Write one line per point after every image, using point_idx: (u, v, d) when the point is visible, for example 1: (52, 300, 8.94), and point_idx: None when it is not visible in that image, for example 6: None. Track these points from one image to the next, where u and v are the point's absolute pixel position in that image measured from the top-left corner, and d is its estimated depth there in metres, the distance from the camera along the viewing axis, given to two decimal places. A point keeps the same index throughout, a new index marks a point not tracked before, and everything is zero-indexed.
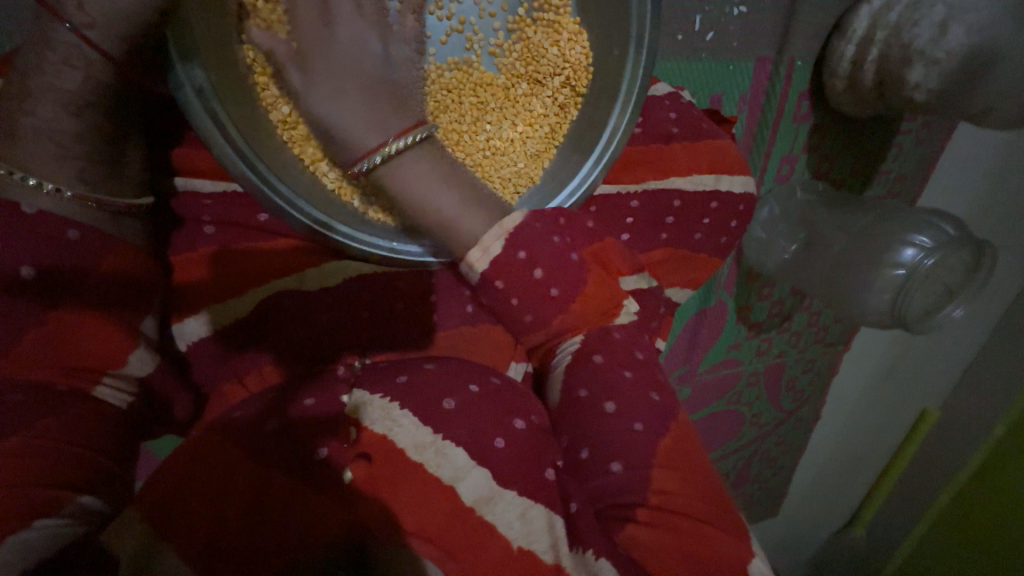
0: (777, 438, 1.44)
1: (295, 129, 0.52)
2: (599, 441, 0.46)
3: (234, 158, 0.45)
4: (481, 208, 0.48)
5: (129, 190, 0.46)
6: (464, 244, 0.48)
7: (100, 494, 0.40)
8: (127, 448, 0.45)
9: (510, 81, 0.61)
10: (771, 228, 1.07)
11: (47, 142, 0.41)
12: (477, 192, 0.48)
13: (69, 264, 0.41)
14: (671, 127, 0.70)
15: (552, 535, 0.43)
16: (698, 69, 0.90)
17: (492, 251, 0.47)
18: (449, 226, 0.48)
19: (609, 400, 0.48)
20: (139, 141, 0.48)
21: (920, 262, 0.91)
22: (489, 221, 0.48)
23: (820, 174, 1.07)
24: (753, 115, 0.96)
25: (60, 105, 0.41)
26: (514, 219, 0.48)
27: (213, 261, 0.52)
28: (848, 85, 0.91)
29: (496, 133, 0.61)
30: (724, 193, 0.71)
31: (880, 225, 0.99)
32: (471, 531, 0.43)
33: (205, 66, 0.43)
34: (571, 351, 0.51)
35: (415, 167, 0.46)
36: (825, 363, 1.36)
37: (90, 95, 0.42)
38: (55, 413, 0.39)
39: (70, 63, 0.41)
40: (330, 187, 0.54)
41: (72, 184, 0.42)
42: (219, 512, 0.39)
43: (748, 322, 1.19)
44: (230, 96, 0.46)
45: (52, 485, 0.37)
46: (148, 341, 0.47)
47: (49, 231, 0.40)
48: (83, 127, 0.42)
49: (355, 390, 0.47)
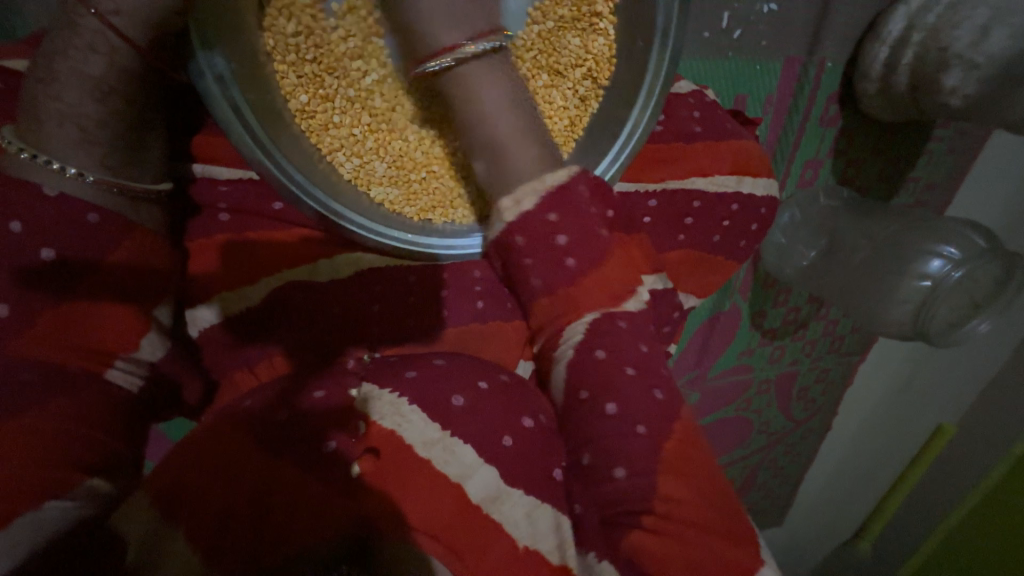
0: (787, 446, 1.42)
1: (313, 118, 0.53)
2: (606, 446, 0.47)
3: (251, 144, 0.46)
4: (529, 159, 0.50)
5: (148, 176, 0.46)
6: (502, 188, 0.51)
7: (107, 475, 0.42)
8: (136, 432, 0.46)
9: (530, 72, 0.57)
10: (791, 233, 1.05)
11: (70, 126, 0.41)
12: (529, 133, 0.51)
13: (86, 249, 0.41)
14: (694, 126, 0.68)
15: (559, 536, 0.45)
16: (723, 67, 0.87)
17: (539, 192, 0.50)
18: (498, 156, 0.50)
19: (641, 422, 0.48)
20: (162, 129, 0.48)
21: (946, 274, 0.88)
22: (533, 165, 0.50)
23: (845, 179, 1.04)
24: (778, 116, 0.94)
25: (86, 89, 0.41)
26: (553, 179, 0.50)
27: (227, 248, 0.52)
28: (880, 88, 0.87)
29: None
30: (745, 196, 0.69)
31: (906, 233, 0.95)
32: (477, 528, 0.43)
33: (226, 54, 0.44)
34: (576, 336, 0.51)
35: (487, 91, 0.49)
36: (840, 372, 1.33)
37: (118, 81, 0.42)
38: (70, 395, 0.40)
39: (94, 47, 0.40)
40: (346, 177, 0.56)
41: (90, 168, 0.42)
42: (227, 497, 0.39)
43: (762, 328, 1.17)
44: (251, 85, 0.47)
45: (65, 465, 0.38)
46: (160, 326, 0.48)
47: (67, 216, 0.41)
48: (106, 112, 0.42)
49: (365, 384, 0.47)
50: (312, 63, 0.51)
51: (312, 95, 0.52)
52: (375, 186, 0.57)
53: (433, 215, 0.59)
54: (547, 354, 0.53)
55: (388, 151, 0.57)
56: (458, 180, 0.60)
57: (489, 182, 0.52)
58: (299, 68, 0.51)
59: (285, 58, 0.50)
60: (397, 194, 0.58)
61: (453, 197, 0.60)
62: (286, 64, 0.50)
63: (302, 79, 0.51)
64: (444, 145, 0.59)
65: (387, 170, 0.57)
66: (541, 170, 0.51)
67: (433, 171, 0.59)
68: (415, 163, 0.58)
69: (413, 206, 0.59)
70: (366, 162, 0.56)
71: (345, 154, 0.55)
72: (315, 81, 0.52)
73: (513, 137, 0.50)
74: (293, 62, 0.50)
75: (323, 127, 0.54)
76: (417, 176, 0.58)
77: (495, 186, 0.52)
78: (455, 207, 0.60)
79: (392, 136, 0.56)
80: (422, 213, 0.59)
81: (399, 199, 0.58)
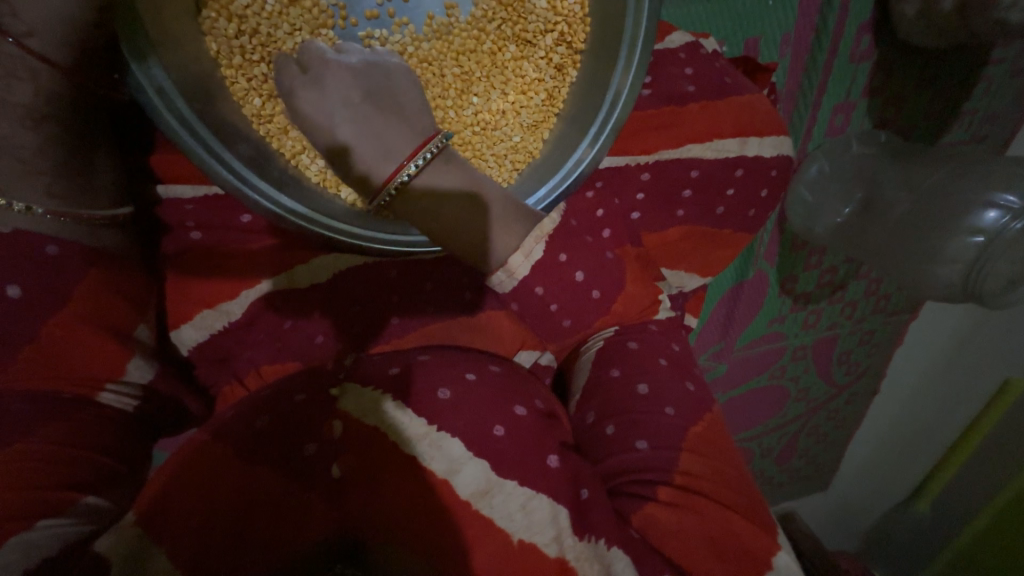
0: (828, 414, 1.33)
1: (271, 122, 0.53)
2: (626, 417, 0.48)
3: (205, 157, 0.43)
4: (515, 221, 0.47)
5: (110, 201, 0.48)
6: (501, 257, 0.47)
7: (104, 494, 0.42)
8: (132, 449, 0.47)
9: (495, 45, 0.58)
10: (820, 189, 0.95)
11: (7, 159, 0.41)
12: (511, 205, 0.47)
13: (51, 282, 0.43)
14: (687, 85, 0.61)
15: (557, 526, 0.41)
16: (730, 8, 0.77)
17: (533, 256, 0.47)
18: (482, 244, 0.46)
19: (642, 381, 0.50)
20: (107, 154, 0.48)
21: (1003, 226, 0.74)
22: (522, 236, 0.47)
23: (882, 122, 0.92)
24: (799, 58, 0.83)
25: (15, 117, 0.40)
26: (552, 220, 0.48)
27: (199, 262, 0.52)
28: (922, 9, 0.75)
29: (484, 105, 0.59)
30: (751, 159, 0.61)
31: (953, 182, 0.83)
32: (469, 526, 0.41)
33: (164, 63, 0.42)
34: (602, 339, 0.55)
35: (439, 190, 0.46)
36: (885, 334, 1.22)
37: (46, 105, 0.42)
38: (59, 419, 0.42)
39: (14, 73, 0.40)
40: (314, 180, 0.55)
41: (41, 201, 0.43)
42: (211, 506, 0.39)
43: (793, 293, 1.08)
44: (194, 95, 0.45)
45: (57, 485, 0.39)
46: (142, 348, 0.50)
47: (26, 249, 0.42)
48: (42, 140, 0.42)
49: (346, 381, 0.47)
50: (260, 65, 0.52)
51: (265, 97, 0.52)
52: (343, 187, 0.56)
53: None
54: (573, 353, 0.58)
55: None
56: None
57: (479, 259, 0.48)
58: (248, 70, 0.51)
59: (231, 62, 0.51)
60: None
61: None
62: (234, 68, 0.51)
63: (253, 82, 0.52)
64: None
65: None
66: (530, 223, 0.48)
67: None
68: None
69: None
70: None
71: (310, 156, 0.55)
72: (267, 82, 0.52)
73: (490, 211, 0.47)
74: (242, 65, 0.51)
75: (283, 131, 0.53)
76: None
77: (488, 262, 0.48)
78: None
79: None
80: None
81: None
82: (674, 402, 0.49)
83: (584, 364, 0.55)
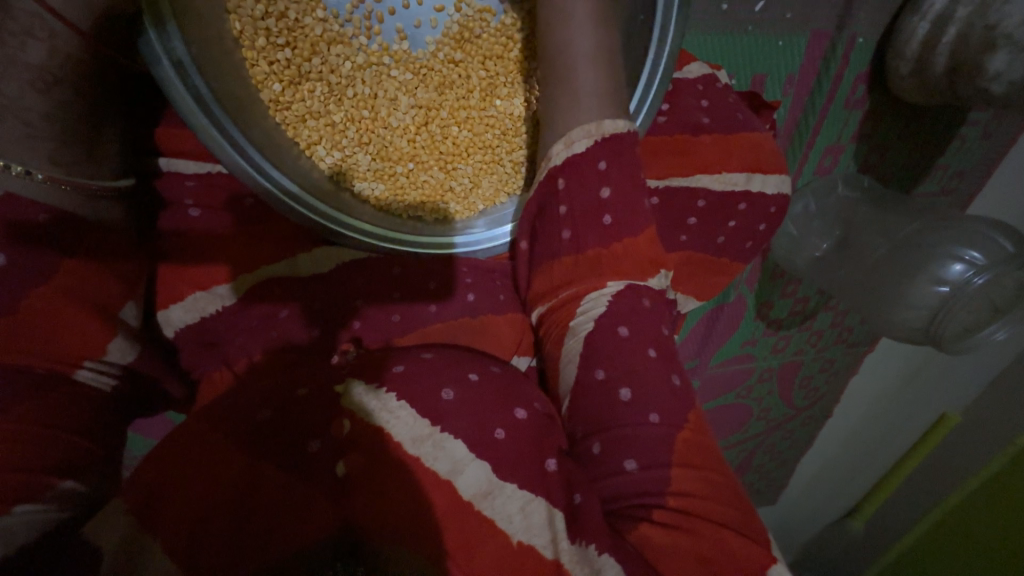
0: (785, 432, 1.40)
1: (288, 110, 0.54)
2: (616, 436, 0.46)
3: (223, 144, 0.43)
4: (595, 100, 0.52)
5: (107, 173, 0.48)
6: (560, 131, 0.53)
7: (82, 477, 0.41)
8: (116, 432, 0.46)
9: (523, 54, 0.59)
10: (804, 225, 1.00)
11: (12, 121, 0.40)
12: (597, 89, 0.52)
13: (40, 258, 0.41)
14: (700, 116, 0.63)
15: (553, 530, 0.41)
16: (742, 44, 0.80)
17: (573, 148, 0.51)
18: (556, 113, 0.54)
19: (626, 386, 0.47)
20: (116, 126, 0.48)
21: (967, 280, 0.83)
22: (586, 117, 0.52)
23: (867, 168, 0.97)
24: (799, 99, 0.87)
25: (26, 80, 0.40)
26: (611, 127, 0.51)
27: (192, 243, 0.52)
28: (916, 69, 0.79)
29: (506, 109, 0.60)
30: (754, 194, 0.64)
31: (927, 233, 0.89)
32: (471, 528, 0.41)
33: (185, 37, 0.41)
34: (592, 310, 0.50)
35: (569, 37, 0.53)
36: (845, 364, 1.29)
37: (59, 69, 0.41)
38: (39, 400, 0.40)
39: (30, 32, 0.39)
40: (328, 171, 0.56)
41: (43, 167, 0.42)
42: (204, 502, 0.39)
43: (767, 319, 1.13)
44: (211, 74, 0.44)
45: (36, 469, 0.38)
46: (126, 328, 0.48)
47: (18, 215, 0.41)
48: (50, 105, 0.42)
49: (351, 381, 0.47)
50: (283, 49, 0.54)
51: (285, 84, 0.54)
52: (357, 180, 0.57)
53: (422, 209, 0.59)
54: (557, 327, 0.53)
55: (370, 141, 0.58)
56: (447, 172, 0.60)
57: (548, 130, 0.55)
58: (270, 54, 0.53)
59: (254, 43, 0.52)
60: (383, 189, 0.58)
61: (443, 190, 0.60)
62: (256, 51, 0.52)
63: (272, 67, 0.53)
64: (430, 131, 0.60)
65: (371, 163, 0.58)
66: (600, 118, 0.51)
67: (420, 162, 0.60)
68: (400, 154, 0.59)
69: (403, 201, 0.59)
70: (347, 155, 0.57)
71: (324, 148, 0.56)
72: (289, 67, 0.54)
73: (586, 79, 0.52)
74: (266, 48, 0.53)
75: (300, 120, 0.55)
76: (402, 165, 0.59)
77: (554, 124, 0.53)
78: (446, 201, 0.60)
79: (375, 125, 0.58)
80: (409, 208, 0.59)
81: (385, 194, 0.58)
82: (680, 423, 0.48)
83: (571, 341, 0.51)
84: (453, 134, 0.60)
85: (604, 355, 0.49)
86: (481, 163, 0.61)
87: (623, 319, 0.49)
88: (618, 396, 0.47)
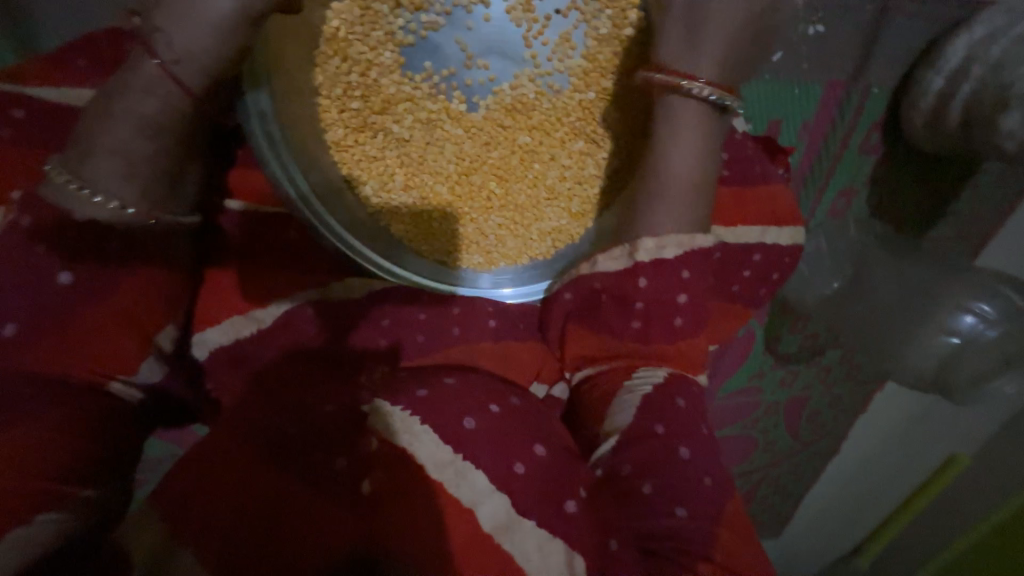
0: (791, 466, 1.39)
1: (346, 152, 0.61)
2: (667, 481, 0.47)
3: (291, 190, 0.50)
4: (685, 210, 0.56)
5: (184, 209, 0.50)
6: (652, 229, 0.56)
7: (98, 484, 0.46)
8: (140, 438, 0.51)
9: (569, 135, 0.66)
10: (816, 264, 1.01)
11: (118, 160, 0.43)
12: (690, 200, 0.56)
13: (100, 278, 0.45)
14: (721, 169, 0.65)
15: (571, 572, 0.43)
16: (760, 92, 0.83)
17: (664, 250, 0.55)
18: (653, 209, 0.56)
19: (684, 445, 0.51)
20: (199, 166, 0.50)
21: (980, 332, 0.89)
22: (679, 225, 0.56)
23: (881, 210, 0.95)
24: (812, 145, 0.90)
25: (135, 126, 0.43)
26: (700, 241, 0.55)
27: (238, 273, 0.55)
28: (929, 120, 0.81)
29: (541, 173, 0.67)
30: (769, 246, 0.66)
31: (939, 282, 0.94)
32: (494, 560, 0.43)
33: (269, 92, 0.48)
34: (653, 380, 0.55)
35: (681, 144, 0.56)
36: (850, 405, 1.27)
37: (168, 119, 0.44)
38: (60, 406, 0.43)
39: (152, 91, 0.43)
40: (371, 208, 0.63)
41: (135, 203, 0.44)
42: (236, 503, 0.43)
43: (777, 353, 1.13)
44: (285, 118, 0.51)
45: (57, 477, 0.42)
46: (160, 350, 0.50)
47: (94, 238, 0.44)
48: (156, 150, 0.44)
49: (377, 400, 0.49)
50: (353, 105, 0.61)
51: (348, 130, 0.61)
52: (395, 224, 0.64)
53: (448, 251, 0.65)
54: (613, 384, 0.56)
55: (413, 185, 0.64)
56: (478, 223, 0.66)
57: (638, 224, 0.57)
58: (342, 105, 0.61)
59: (331, 94, 0.60)
60: (415, 232, 0.64)
61: (469, 241, 0.66)
62: (331, 101, 0.60)
63: (340, 116, 0.61)
64: (470, 183, 0.66)
65: (411, 206, 0.64)
66: (689, 228, 0.56)
67: (455, 210, 0.66)
68: (439, 200, 0.65)
69: (430, 245, 0.65)
70: (391, 199, 0.64)
71: (372, 188, 0.63)
72: (356, 117, 0.62)
73: (681, 185, 0.56)
74: (341, 98, 0.61)
75: (355, 161, 0.62)
76: (440, 216, 0.65)
77: (646, 222, 0.56)
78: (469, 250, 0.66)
79: (420, 171, 0.64)
80: (437, 253, 0.65)
81: (417, 237, 0.64)
82: (711, 470, 0.50)
83: (627, 398, 0.54)
84: (490, 189, 0.66)
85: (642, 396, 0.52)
86: (507, 219, 0.67)
87: (680, 392, 0.55)
88: (679, 454, 0.50)
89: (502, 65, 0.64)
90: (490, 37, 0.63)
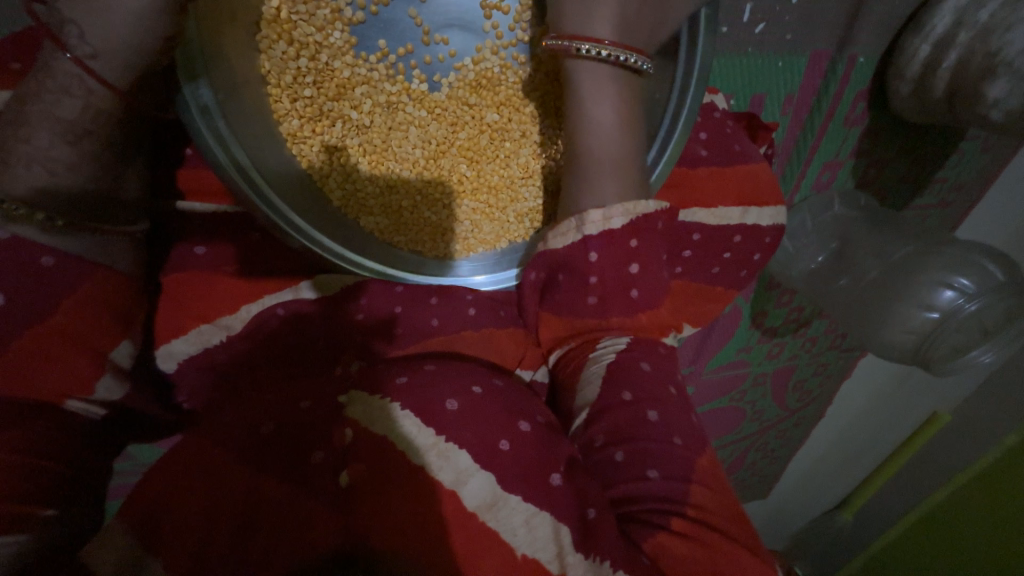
0: (778, 433, 1.42)
1: (305, 144, 0.58)
2: (638, 446, 0.47)
3: (239, 183, 0.46)
4: (625, 179, 0.53)
5: (127, 217, 0.48)
6: (594, 201, 0.52)
7: (63, 504, 0.42)
8: (101, 454, 0.48)
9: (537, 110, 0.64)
10: (800, 240, 1.00)
11: (40, 167, 0.42)
12: (626, 162, 0.53)
13: (39, 298, 0.41)
14: (699, 149, 0.64)
15: (558, 544, 0.41)
16: (744, 67, 0.79)
17: (610, 222, 0.51)
18: (591, 177, 0.53)
19: (653, 408, 0.49)
20: (139, 167, 0.49)
21: (958, 306, 0.86)
22: (620, 193, 0.52)
23: (864, 183, 0.96)
24: (798, 118, 0.86)
25: (57, 132, 0.42)
26: (646, 206, 0.51)
27: (194, 281, 0.53)
28: (915, 89, 0.79)
29: (512, 153, 0.65)
30: (749, 227, 0.65)
31: (917, 259, 0.92)
32: (476, 531, 0.42)
33: (210, 84, 0.46)
34: (615, 348, 0.53)
35: (603, 109, 0.54)
36: (839, 369, 1.31)
37: (91, 122, 0.43)
38: (20, 429, 0.40)
39: (68, 90, 0.41)
40: (337, 203, 0.60)
41: (61, 211, 0.43)
42: (218, 497, 0.42)
43: (763, 326, 1.14)
44: (232, 115, 0.48)
45: (17, 501, 0.38)
46: (117, 367, 0.48)
47: (21, 258, 0.41)
48: (78, 154, 0.43)
49: (354, 390, 0.48)
50: (306, 90, 0.57)
51: (304, 120, 0.58)
52: (365, 216, 0.61)
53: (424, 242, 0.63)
54: (578, 357, 0.55)
55: (378, 173, 0.62)
56: (450, 210, 0.64)
57: (580, 198, 0.53)
58: (294, 92, 0.57)
59: (281, 81, 0.56)
60: (385, 223, 0.62)
61: (443, 231, 0.63)
62: (281, 88, 0.57)
63: (294, 105, 0.57)
64: (439, 167, 0.64)
65: (378, 195, 0.62)
66: (631, 195, 0.52)
67: (424, 197, 0.63)
68: (406, 187, 0.63)
69: (402, 236, 0.62)
70: (356, 189, 0.61)
71: (335, 182, 0.60)
72: (311, 105, 0.58)
73: (612, 149, 0.54)
74: (292, 85, 0.57)
75: (315, 151, 0.59)
76: (410, 204, 0.63)
77: (589, 195, 0.53)
78: (445, 239, 0.64)
79: (384, 158, 0.62)
80: (410, 243, 0.63)
81: (388, 228, 0.62)
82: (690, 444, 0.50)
83: (591, 367, 0.52)
84: (460, 172, 0.64)
85: (625, 380, 0.50)
86: (482, 203, 0.65)
87: (644, 355, 0.52)
88: (646, 416, 0.48)
89: (462, 37, 0.61)
90: (448, 12, 0.60)
